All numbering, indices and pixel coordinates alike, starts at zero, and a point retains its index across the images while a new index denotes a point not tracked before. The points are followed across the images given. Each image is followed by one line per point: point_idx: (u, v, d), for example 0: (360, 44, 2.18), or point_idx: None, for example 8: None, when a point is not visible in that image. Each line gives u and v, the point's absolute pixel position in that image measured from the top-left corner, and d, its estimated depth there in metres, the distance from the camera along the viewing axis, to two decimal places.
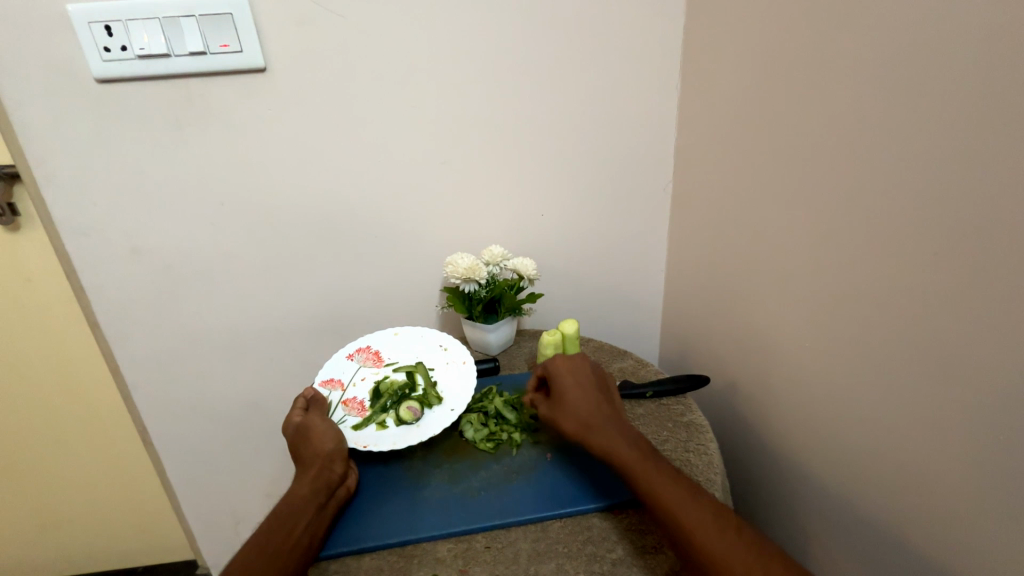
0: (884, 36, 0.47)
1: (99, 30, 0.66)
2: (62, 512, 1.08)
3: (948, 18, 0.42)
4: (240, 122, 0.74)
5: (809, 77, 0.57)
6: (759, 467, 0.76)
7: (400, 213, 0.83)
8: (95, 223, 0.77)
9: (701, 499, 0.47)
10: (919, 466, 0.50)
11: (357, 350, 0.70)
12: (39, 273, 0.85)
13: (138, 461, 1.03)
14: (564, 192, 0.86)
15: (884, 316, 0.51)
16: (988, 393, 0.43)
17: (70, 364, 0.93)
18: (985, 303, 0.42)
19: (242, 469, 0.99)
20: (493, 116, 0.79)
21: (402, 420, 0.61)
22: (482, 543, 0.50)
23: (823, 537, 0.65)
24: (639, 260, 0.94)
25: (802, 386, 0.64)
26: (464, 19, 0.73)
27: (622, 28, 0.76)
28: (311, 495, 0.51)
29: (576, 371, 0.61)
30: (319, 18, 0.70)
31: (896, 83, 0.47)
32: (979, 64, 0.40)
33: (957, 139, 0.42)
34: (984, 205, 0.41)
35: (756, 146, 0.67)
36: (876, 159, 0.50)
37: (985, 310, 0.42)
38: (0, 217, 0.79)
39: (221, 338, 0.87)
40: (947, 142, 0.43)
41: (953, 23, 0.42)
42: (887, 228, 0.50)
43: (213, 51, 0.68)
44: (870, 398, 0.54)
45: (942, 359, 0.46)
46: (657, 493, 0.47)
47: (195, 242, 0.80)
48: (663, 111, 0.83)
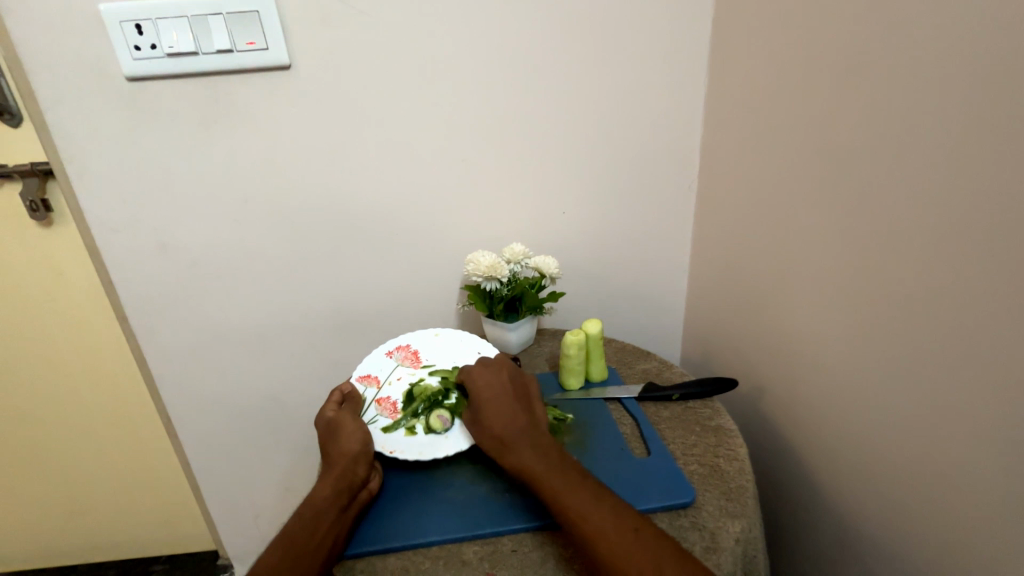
0: (924, 26, 0.45)
1: (129, 29, 0.67)
2: (91, 500, 1.12)
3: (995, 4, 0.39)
4: (264, 119, 0.74)
5: (841, 70, 0.54)
6: (786, 474, 0.73)
7: (421, 211, 0.83)
8: (124, 220, 0.79)
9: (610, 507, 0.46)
10: (957, 480, 0.47)
11: (397, 347, 0.70)
12: (70, 268, 0.87)
13: (163, 452, 1.06)
14: (587, 190, 0.85)
15: (919, 321, 0.49)
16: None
17: (99, 357, 0.95)
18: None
19: (262, 463, 1.00)
20: (516, 113, 0.78)
21: (431, 429, 0.60)
22: (508, 546, 0.49)
23: (853, 549, 0.62)
24: (661, 260, 0.92)
25: (832, 392, 0.62)
26: (489, 13, 0.72)
27: (649, 21, 0.74)
28: (334, 497, 0.51)
29: (495, 378, 0.60)
30: (344, 14, 0.70)
31: (936, 76, 0.44)
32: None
33: (1003, 135, 0.40)
34: None
35: (783, 142, 0.65)
36: (911, 156, 0.47)
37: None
38: (35, 214, 0.81)
39: (243, 333, 0.88)
40: (991, 137, 0.41)
41: (1000, 10, 0.39)
42: (923, 229, 0.47)
43: (239, 48, 0.69)
44: (903, 406, 0.52)
45: (983, 368, 0.44)
46: (564, 506, 0.47)
47: (220, 239, 0.81)
48: (690, 107, 0.81)
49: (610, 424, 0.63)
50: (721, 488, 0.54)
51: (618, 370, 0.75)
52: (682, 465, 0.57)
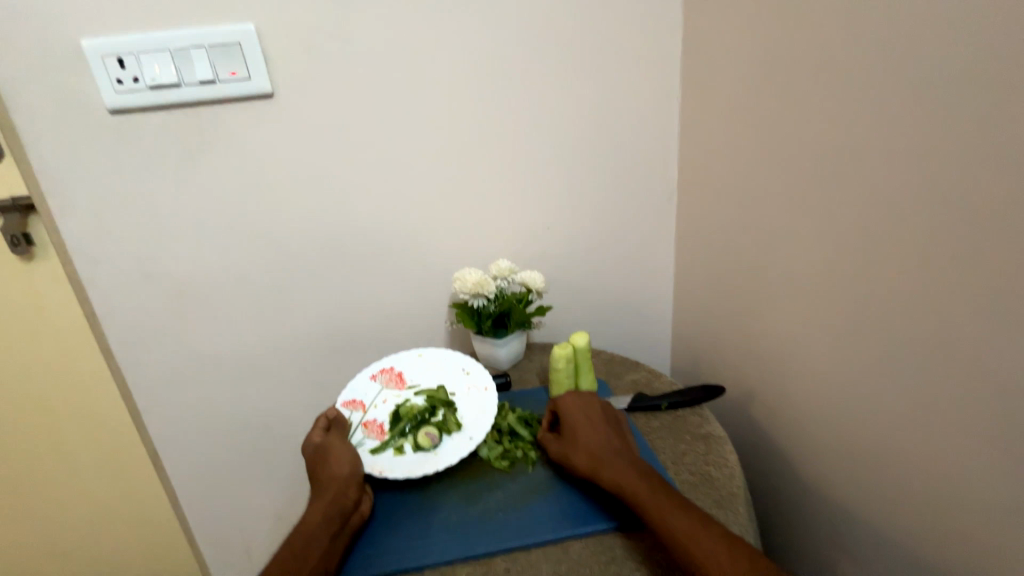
0: (886, 41, 0.48)
1: (112, 63, 0.68)
2: (74, 540, 1.08)
3: (951, 21, 0.43)
4: (248, 147, 0.75)
5: (810, 83, 0.57)
6: (779, 478, 0.74)
7: (407, 231, 0.84)
8: (107, 250, 0.78)
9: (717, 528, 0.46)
10: (946, 471, 0.49)
11: (380, 370, 0.70)
12: (52, 300, 0.86)
13: (150, 486, 1.03)
14: (570, 204, 0.86)
15: (904, 318, 0.50)
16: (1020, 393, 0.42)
17: (82, 390, 0.93)
18: (1009, 300, 0.42)
19: (252, 492, 0.98)
20: (496, 133, 0.80)
21: (419, 447, 0.60)
22: (501, 566, 0.49)
23: (850, 551, 0.62)
24: (647, 270, 0.93)
25: (820, 394, 0.63)
26: (465, 39, 0.74)
27: (622, 42, 0.77)
28: (326, 521, 0.50)
29: (584, 405, 0.61)
30: (324, 44, 0.72)
31: (901, 87, 0.47)
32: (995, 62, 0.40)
33: (968, 139, 0.43)
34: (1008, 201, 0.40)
35: (758, 153, 0.67)
36: (884, 161, 0.50)
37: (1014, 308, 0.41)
38: (16, 247, 0.81)
39: (231, 360, 0.87)
40: (958, 142, 0.43)
41: (958, 26, 0.42)
42: (900, 230, 0.49)
43: (222, 79, 0.70)
44: (890, 402, 0.53)
45: (964, 359, 0.46)
46: (666, 527, 0.46)
47: (206, 266, 0.81)
48: (666, 121, 0.83)
49: None
50: (711, 496, 0.55)
51: (608, 381, 0.76)
52: (674, 474, 0.58)
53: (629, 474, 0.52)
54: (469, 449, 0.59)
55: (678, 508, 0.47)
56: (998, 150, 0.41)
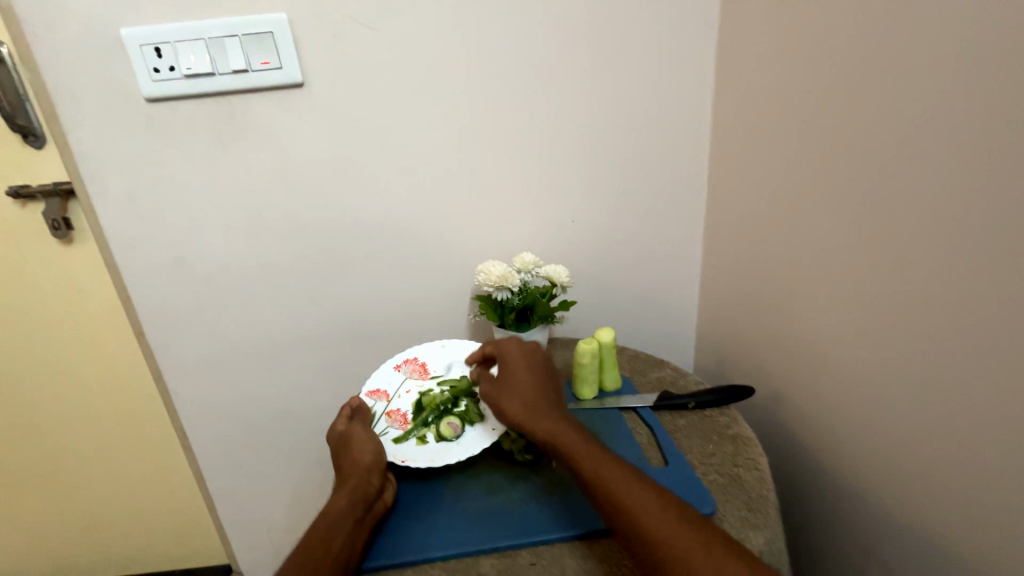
0: (933, 31, 0.45)
1: (149, 53, 0.69)
2: (107, 515, 1.12)
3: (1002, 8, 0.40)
4: (278, 135, 0.76)
5: (848, 76, 0.55)
6: (805, 484, 0.72)
7: (432, 222, 0.84)
8: (143, 236, 0.80)
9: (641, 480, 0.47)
10: (983, 485, 0.46)
11: (405, 360, 0.70)
12: (89, 284, 0.89)
13: (178, 465, 1.06)
14: (596, 198, 0.85)
15: (942, 324, 0.48)
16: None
17: (116, 371, 0.97)
18: None
19: (275, 475, 1.00)
20: (525, 123, 0.79)
21: (442, 436, 0.60)
22: (527, 559, 0.48)
23: (877, 562, 0.60)
24: (671, 267, 0.91)
25: (851, 399, 0.60)
26: (496, 28, 0.73)
27: (654, 31, 0.75)
28: (349, 507, 0.51)
29: (524, 354, 0.63)
30: (356, 32, 0.71)
31: (946, 80, 0.44)
32: None
33: (1017, 139, 0.40)
34: None
35: (792, 148, 0.65)
36: (924, 159, 0.47)
37: None
38: (57, 232, 0.84)
39: (256, 345, 0.89)
40: (1005, 141, 0.41)
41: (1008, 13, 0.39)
42: (939, 233, 0.47)
43: (254, 68, 0.71)
44: (924, 411, 0.51)
45: (1005, 373, 0.43)
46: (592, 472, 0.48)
47: (234, 252, 0.83)
48: (697, 114, 0.81)
49: (625, 434, 0.61)
50: (742, 498, 0.53)
51: (632, 378, 0.75)
52: (702, 474, 0.56)
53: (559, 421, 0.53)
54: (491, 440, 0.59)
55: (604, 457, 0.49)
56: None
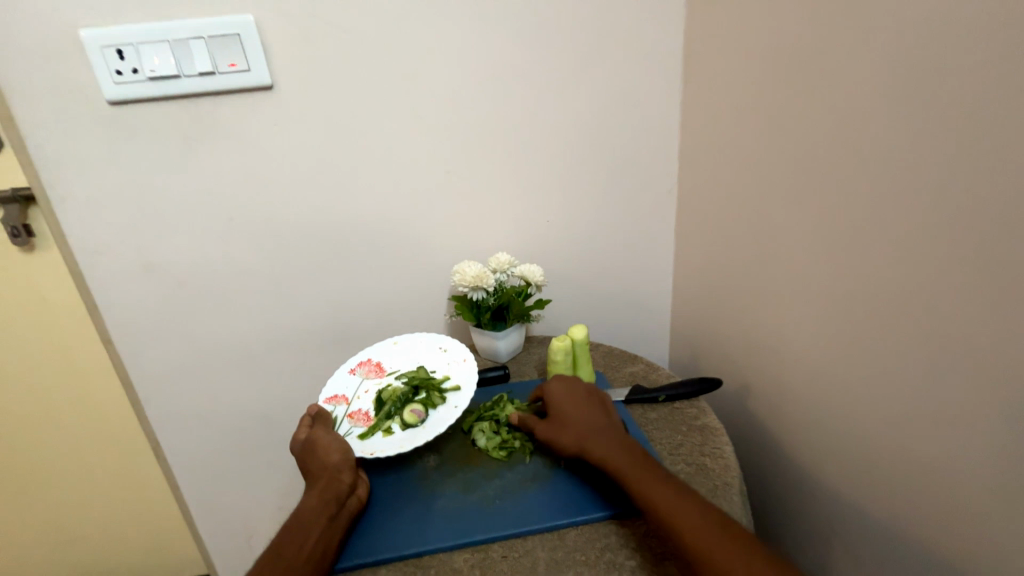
0: (884, 35, 0.48)
1: (110, 54, 0.68)
2: (77, 530, 1.09)
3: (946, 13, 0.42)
4: (247, 138, 0.75)
5: (809, 77, 0.57)
6: (774, 471, 0.74)
7: (407, 223, 0.84)
8: (109, 242, 0.78)
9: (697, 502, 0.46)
10: (937, 465, 0.49)
11: (359, 363, 0.71)
12: (52, 292, 0.87)
13: (152, 476, 1.04)
14: (569, 198, 0.86)
15: (900, 313, 0.50)
16: (1011, 391, 0.42)
17: (84, 381, 0.94)
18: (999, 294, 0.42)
19: (254, 482, 0.99)
20: (496, 124, 0.80)
21: (407, 424, 0.61)
22: (499, 552, 0.50)
23: (843, 543, 0.63)
24: (646, 263, 0.93)
25: (817, 387, 0.63)
26: (464, 31, 0.74)
27: (622, 34, 0.77)
28: (322, 506, 0.51)
29: (572, 390, 0.63)
30: (324, 35, 0.71)
31: (898, 82, 0.47)
32: (985, 55, 0.40)
33: (963, 137, 0.42)
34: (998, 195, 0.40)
35: (758, 146, 0.67)
36: (881, 156, 0.50)
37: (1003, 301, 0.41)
38: (17, 239, 0.81)
39: (230, 351, 0.88)
40: (951, 139, 0.43)
41: (951, 18, 0.42)
42: (895, 225, 0.49)
43: (221, 70, 0.70)
44: (884, 396, 0.53)
45: (955, 356, 0.46)
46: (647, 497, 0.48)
47: (204, 257, 0.81)
48: (667, 115, 0.83)
49: None
50: (707, 485, 0.55)
51: (607, 374, 0.76)
52: (671, 464, 0.58)
53: (614, 450, 0.53)
54: (456, 416, 0.61)
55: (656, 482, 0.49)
56: (991, 147, 0.40)
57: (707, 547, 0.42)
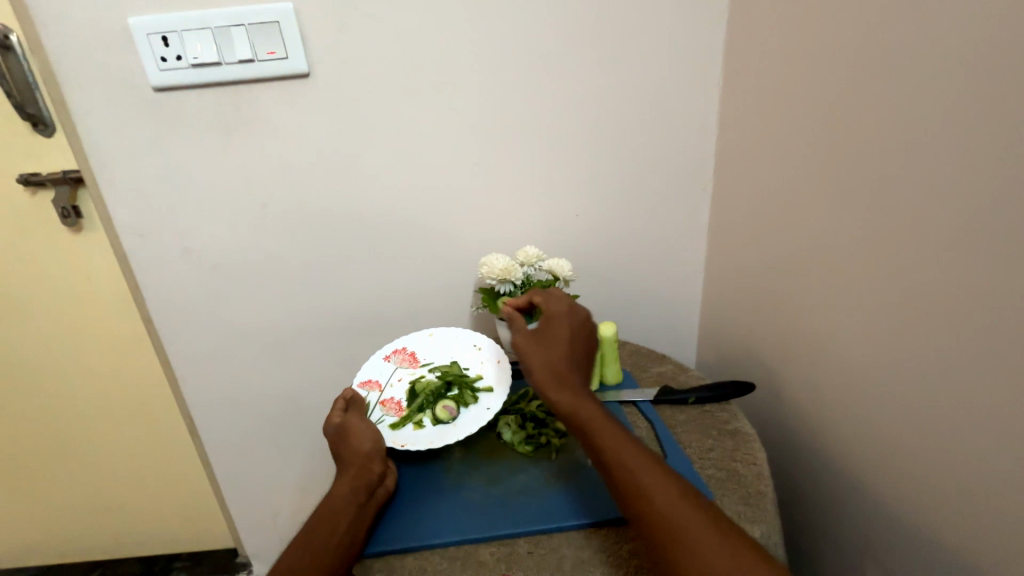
0: (944, 27, 0.44)
1: (156, 42, 0.69)
2: (116, 498, 1.15)
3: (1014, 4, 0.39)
4: (283, 126, 0.76)
5: (856, 71, 0.54)
6: (803, 481, 0.72)
7: (437, 214, 0.84)
8: (150, 224, 0.81)
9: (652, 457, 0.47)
10: (979, 486, 0.46)
11: (394, 351, 0.71)
12: (97, 271, 0.90)
13: (185, 451, 1.08)
14: (600, 192, 0.84)
15: (945, 324, 0.47)
16: None
17: (124, 357, 0.98)
18: None
19: (280, 462, 1.02)
20: (530, 115, 0.78)
21: (438, 419, 0.62)
22: (524, 548, 0.49)
23: (874, 560, 0.60)
24: (676, 262, 0.91)
25: (851, 398, 0.60)
26: (501, 19, 0.72)
27: (662, 24, 0.74)
28: (352, 494, 0.52)
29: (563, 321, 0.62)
30: (361, 22, 0.71)
31: (957, 78, 0.44)
32: None
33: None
34: None
35: (798, 143, 0.64)
36: (931, 157, 0.47)
37: None
38: (66, 220, 0.85)
39: (261, 334, 0.90)
40: (1010, 141, 0.40)
41: (1019, 9, 0.39)
42: (944, 231, 0.46)
43: (260, 58, 0.71)
44: (924, 411, 0.51)
45: (1006, 374, 0.43)
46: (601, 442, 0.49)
47: (240, 242, 0.83)
48: (704, 109, 0.80)
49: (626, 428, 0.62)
50: (738, 493, 0.54)
51: (633, 373, 0.75)
52: (699, 468, 0.57)
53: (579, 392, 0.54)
54: (486, 418, 0.61)
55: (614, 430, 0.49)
56: None
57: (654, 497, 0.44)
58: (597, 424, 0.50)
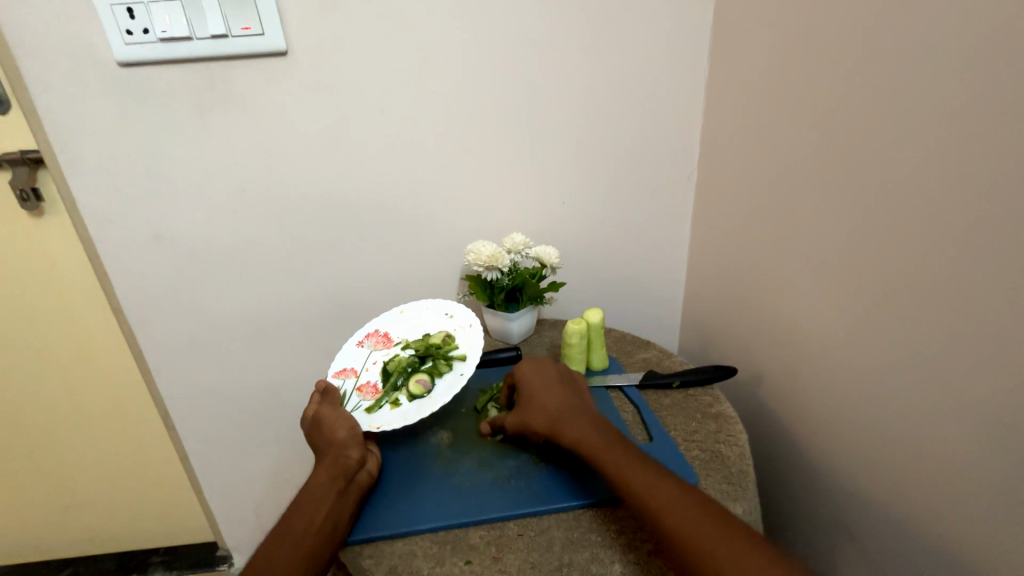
0: (918, 17, 0.45)
1: (121, 13, 0.65)
2: (89, 494, 1.11)
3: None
4: (259, 106, 0.73)
5: (837, 60, 0.55)
6: (780, 461, 0.74)
7: (422, 201, 0.82)
8: (119, 208, 0.77)
9: (670, 481, 0.47)
10: (943, 461, 0.49)
11: (367, 335, 0.70)
12: (62, 257, 0.86)
13: (162, 444, 1.05)
14: (587, 179, 0.84)
15: (915, 308, 0.49)
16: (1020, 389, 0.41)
17: (93, 349, 0.94)
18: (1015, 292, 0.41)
19: (262, 453, 0.99)
20: (515, 101, 0.77)
21: (414, 395, 0.62)
22: (515, 531, 0.50)
23: (846, 535, 0.63)
24: (661, 249, 0.92)
25: (826, 381, 0.63)
26: (487, 0, 0.71)
27: (650, 9, 0.74)
28: (330, 482, 0.51)
29: (542, 369, 0.62)
30: (342, 0, 0.69)
31: (936, 63, 0.44)
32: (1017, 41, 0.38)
33: (989, 129, 0.41)
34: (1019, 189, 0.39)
35: (780, 132, 0.65)
36: (903, 146, 0.48)
37: (1017, 299, 0.40)
38: (26, 204, 0.80)
39: (240, 323, 0.88)
40: (976, 130, 0.42)
41: (989, 0, 0.40)
42: (924, 214, 0.47)
43: (234, 34, 0.68)
44: (894, 393, 0.53)
45: (970, 355, 0.45)
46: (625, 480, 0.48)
47: (216, 228, 0.80)
48: (689, 96, 0.80)
49: (613, 412, 0.63)
50: (721, 473, 0.55)
51: (619, 359, 0.76)
52: (685, 451, 0.58)
53: (586, 431, 0.53)
54: (461, 384, 0.61)
55: (632, 462, 0.49)
56: (1016, 139, 0.39)
57: (688, 530, 0.42)
58: (603, 449, 0.51)
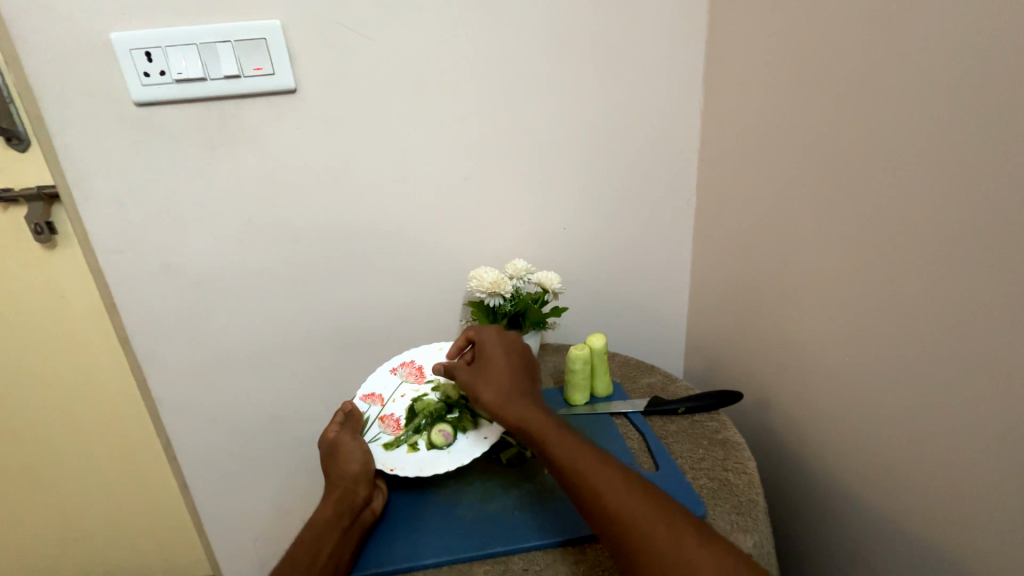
0: (907, 49, 0.47)
1: (139, 57, 0.69)
2: (86, 527, 1.09)
3: (968, 29, 0.42)
4: (267, 140, 0.76)
5: (831, 89, 0.56)
6: (791, 488, 0.73)
7: (425, 228, 0.84)
8: (129, 240, 0.79)
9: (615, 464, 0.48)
10: (956, 486, 0.48)
11: (401, 364, 0.70)
12: (71, 288, 0.87)
13: (162, 474, 1.04)
14: (586, 205, 0.86)
15: (918, 330, 0.49)
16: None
17: (98, 378, 0.94)
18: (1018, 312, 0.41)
19: (262, 483, 0.98)
20: (515, 131, 0.80)
21: (433, 444, 0.60)
22: (518, 565, 0.49)
23: (861, 565, 0.61)
24: (663, 272, 0.92)
25: (833, 405, 0.62)
26: (488, 38, 0.74)
27: (644, 43, 0.77)
28: (334, 519, 0.51)
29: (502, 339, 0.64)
30: (348, 42, 0.72)
31: (927, 92, 0.46)
32: (1003, 70, 0.40)
33: (982, 154, 0.42)
34: (1015, 211, 0.40)
35: (777, 157, 0.67)
36: (900, 170, 0.49)
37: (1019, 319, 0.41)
38: (39, 236, 0.82)
39: (244, 351, 0.88)
40: (970, 154, 0.43)
41: (974, 33, 0.41)
42: (924, 235, 0.47)
43: (246, 74, 0.71)
44: (902, 416, 0.52)
45: (976, 376, 0.45)
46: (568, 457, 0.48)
47: (223, 258, 0.82)
48: (687, 124, 0.83)
49: (617, 439, 0.62)
50: (730, 502, 0.54)
51: (623, 384, 0.76)
52: (691, 478, 0.57)
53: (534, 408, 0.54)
54: (482, 450, 0.58)
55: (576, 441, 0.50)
56: (1009, 162, 0.40)
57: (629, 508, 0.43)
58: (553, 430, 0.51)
